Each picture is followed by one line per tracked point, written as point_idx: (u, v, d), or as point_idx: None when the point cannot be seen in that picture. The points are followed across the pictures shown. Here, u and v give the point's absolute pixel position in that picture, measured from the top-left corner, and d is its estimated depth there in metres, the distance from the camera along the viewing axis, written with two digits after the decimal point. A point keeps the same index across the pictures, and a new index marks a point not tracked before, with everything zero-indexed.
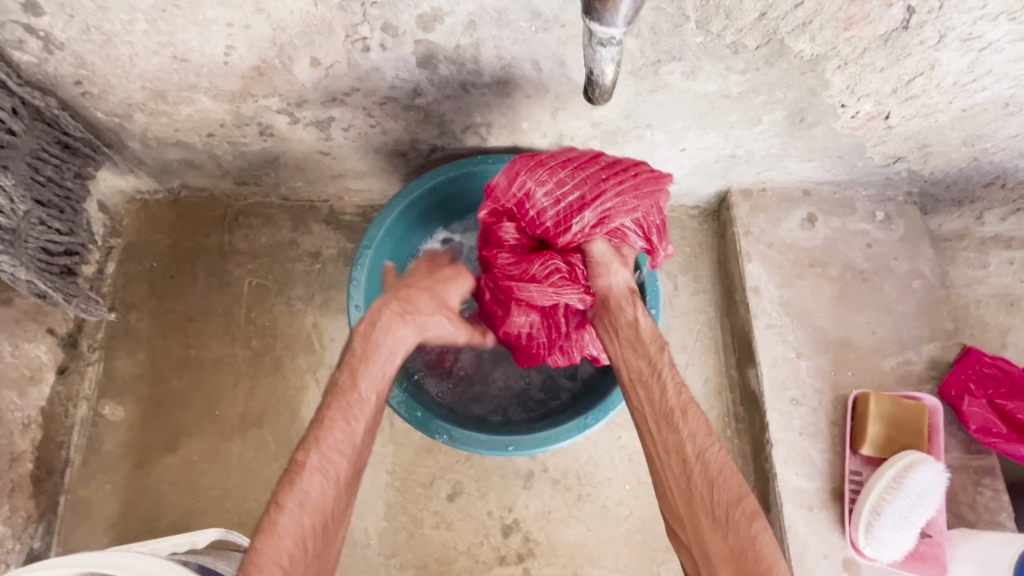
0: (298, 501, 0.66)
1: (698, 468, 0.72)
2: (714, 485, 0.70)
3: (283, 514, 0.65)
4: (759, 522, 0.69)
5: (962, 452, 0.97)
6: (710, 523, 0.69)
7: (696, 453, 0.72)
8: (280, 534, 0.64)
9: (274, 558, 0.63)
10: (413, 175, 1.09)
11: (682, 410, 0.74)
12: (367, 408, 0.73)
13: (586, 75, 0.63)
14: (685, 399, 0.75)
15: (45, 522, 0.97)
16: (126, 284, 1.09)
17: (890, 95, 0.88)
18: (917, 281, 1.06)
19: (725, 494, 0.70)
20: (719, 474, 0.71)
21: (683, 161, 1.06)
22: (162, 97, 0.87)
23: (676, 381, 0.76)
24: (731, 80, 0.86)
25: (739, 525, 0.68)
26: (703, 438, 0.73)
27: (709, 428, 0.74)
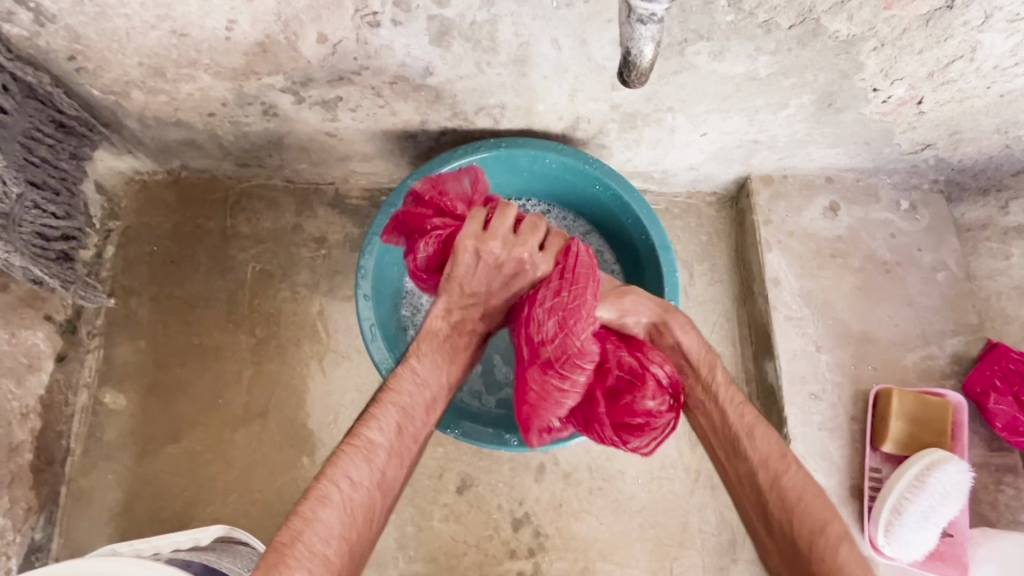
0: (366, 475, 0.67)
1: (773, 496, 0.70)
2: (790, 511, 0.68)
3: (346, 496, 0.65)
4: (844, 551, 0.64)
5: (984, 450, 0.95)
6: (794, 556, 0.67)
7: (770, 480, 0.70)
8: (346, 509, 0.64)
9: (336, 526, 0.63)
10: (422, 158, 1.05)
11: (743, 439, 0.73)
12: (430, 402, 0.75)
13: (622, 55, 0.59)
14: (750, 419, 0.74)
15: (46, 513, 0.95)
16: (125, 268, 1.06)
17: (926, 79, 0.83)
18: (942, 272, 1.03)
19: (804, 521, 0.66)
20: (798, 500, 0.68)
21: (703, 146, 1.01)
22: (161, 74, 0.82)
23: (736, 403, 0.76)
24: (760, 62, 0.81)
25: (821, 552, 0.64)
26: (776, 463, 0.71)
27: (782, 448, 0.72)
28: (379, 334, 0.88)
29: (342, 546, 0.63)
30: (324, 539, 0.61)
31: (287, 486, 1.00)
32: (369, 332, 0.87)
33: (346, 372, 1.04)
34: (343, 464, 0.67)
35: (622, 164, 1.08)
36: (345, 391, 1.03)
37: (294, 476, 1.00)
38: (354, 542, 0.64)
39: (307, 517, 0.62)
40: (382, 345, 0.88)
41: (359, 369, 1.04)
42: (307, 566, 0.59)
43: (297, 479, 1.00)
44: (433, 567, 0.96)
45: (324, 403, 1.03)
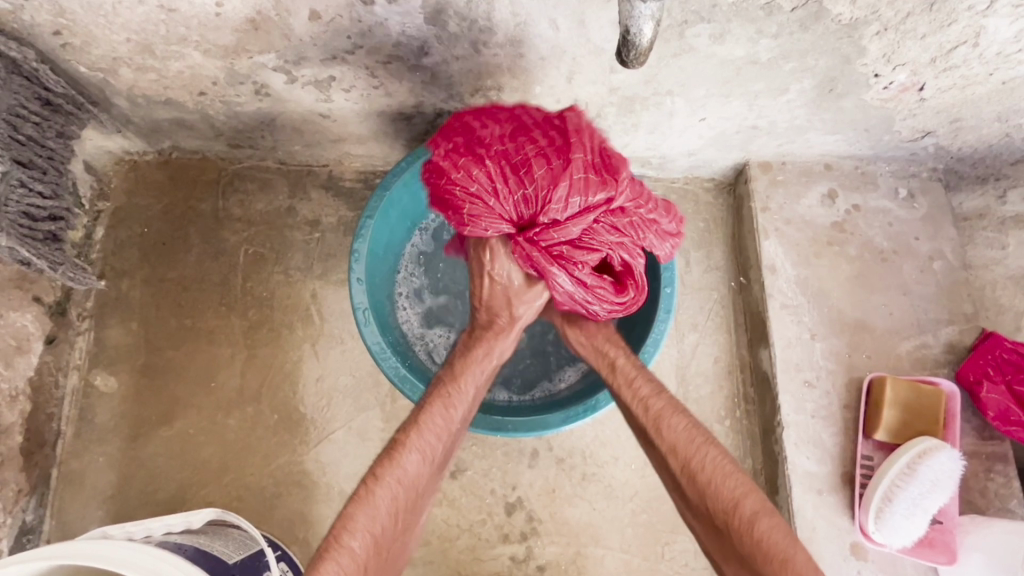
0: (396, 486, 0.73)
1: (686, 478, 0.74)
2: (705, 495, 0.72)
3: (378, 503, 0.71)
4: (761, 522, 0.68)
5: (975, 438, 0.96)
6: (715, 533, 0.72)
7: (683, 466, 0.74)
8: (372, 526, 0.70)
9: (368, 525, 0.69)
10: (417, 141, 1.03)
11: (655, 423, 0.77)
12: (466, 408, 0.81)
13: (621, 33, 0.57)
14: (656, 409, 0.78)
15: (37, 495, 0.94)
16: (116, 250, 1.04)
17: (928, 65, 0.82)
18: (939, 262, 1.03)
19: (718, 502, 0.71)
20: (708, 483, 0.72)
21: (702, 132, 1.00)
22: (149, 51, 0.81)
23: (642, 394, 0.79)
24: (761, 46, 0.80)
25: (741, 531, 0.68)
26: (687, 446, 0.75)
27: (692, 432, 0.76)
28: (373, 318, 0.87)
29: (369, 540, 0.69)
30: (355, 537, 0.68)
31: (280, 469, 1.00)
32: (362, 317, 0.86)
33: (340, 356, 1.04)
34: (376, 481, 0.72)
35: (619, 148, 1.06)
36: (338, 375, 1.03)
37: (287, 459, 1.00)
38: (381, 538, 0.70)
39: (345, 521, 0.69)
40: (376, 330, 0.87)
41: (352, 354, 1.04)
42: (339, 559, 0.66)
43: (290, 462, 1.00)
44: (427, 551, 0.96)
45: (317, 388, 1.02)
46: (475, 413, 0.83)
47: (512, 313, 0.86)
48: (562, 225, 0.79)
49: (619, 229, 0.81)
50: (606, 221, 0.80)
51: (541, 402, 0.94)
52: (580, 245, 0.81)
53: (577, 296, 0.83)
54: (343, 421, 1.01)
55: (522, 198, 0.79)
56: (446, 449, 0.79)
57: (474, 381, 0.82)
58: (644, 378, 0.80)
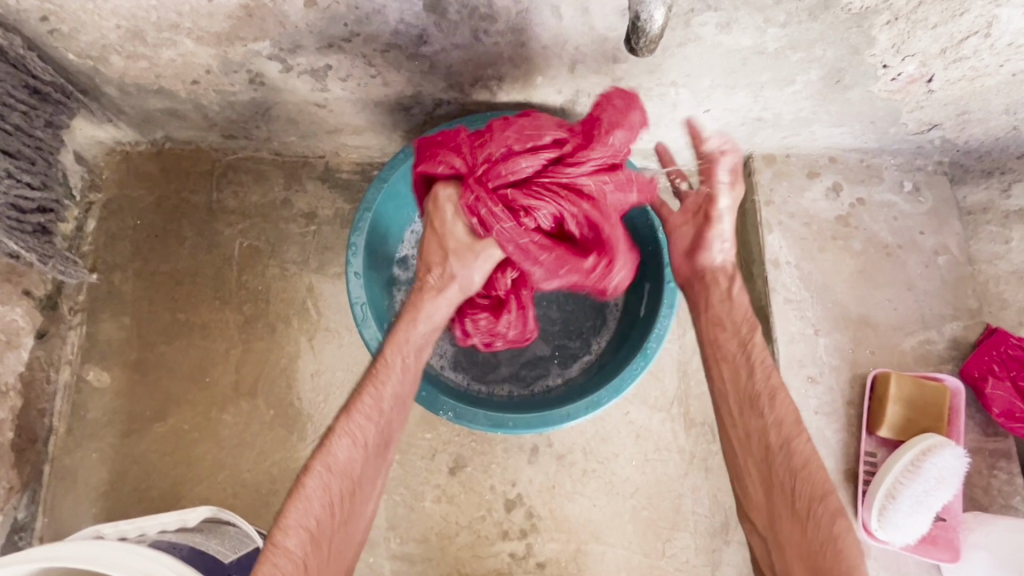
0: (332, 483, 0.74)
1: (782, 454, 0.78)
2: (797, 475, 0.76)
3: (310, 497, 0.73)
4: (840, 522, 0.73)
5: (978, 435, 0.95)
6: (783, 503, 0.76)
7: (781, 442, 0.78)
8: (307, 522, 0.72)
9: (302, 521, 0.72)
10: (415, 132, 1.01)
11: (769, 396, 0.80)
12: (398, 386, 0.79)
13: (630, 20, 0.55)
14: (773, 384, 0.81)
15: (29, 492, 0.92)
16: (107, 243, 1.02)
17: (938, 56, 0.80)
18: (943, 256, 1.02)
19: (808, 484, 0.76)
20: (804, 466, 0.77)
21: (705, 123, 0.98)
22: (140, 38, 0.78)
23: (765, 366, 0.82)
24: (769, 35, 0.78)
25: (819, 519, 0.74)
26: (789, 428, 0.79)
27: (798, 418, 0.80)
28: (371, 312, 0.85)
29: (305, 536, 0.71)
30: (290, 535, 0.70)
31: (277, 465, 0.98)
32: (360, 312, 0.85)
33: (337, 352, 1.02)
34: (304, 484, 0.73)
35: None
36: (336, 370, 1.01)
37: (284, 455, 0.98)
38: (318, 531, 0.72)
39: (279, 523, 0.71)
40: (374, 325, 0.85)
41: (349, 349, 1.02)
42: (275, 561, 0.68)
43: (286, 459, 0.98)
44: (425, 548, 0.95)
45: (314, 383, 1.01)
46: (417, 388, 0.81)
47: (446, 271, 0.84)
48: (513, 164, 0.79)
49: (570, 191, 0.79)
50: (558, 183, 0.80)
51: (540, 399, 0.93)
52: (529, 189, 0.80)
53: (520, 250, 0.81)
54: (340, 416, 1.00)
55: (482, 142, 0.80)
56: (382, 431, 0.78)
57: (401, 358, 0.80)
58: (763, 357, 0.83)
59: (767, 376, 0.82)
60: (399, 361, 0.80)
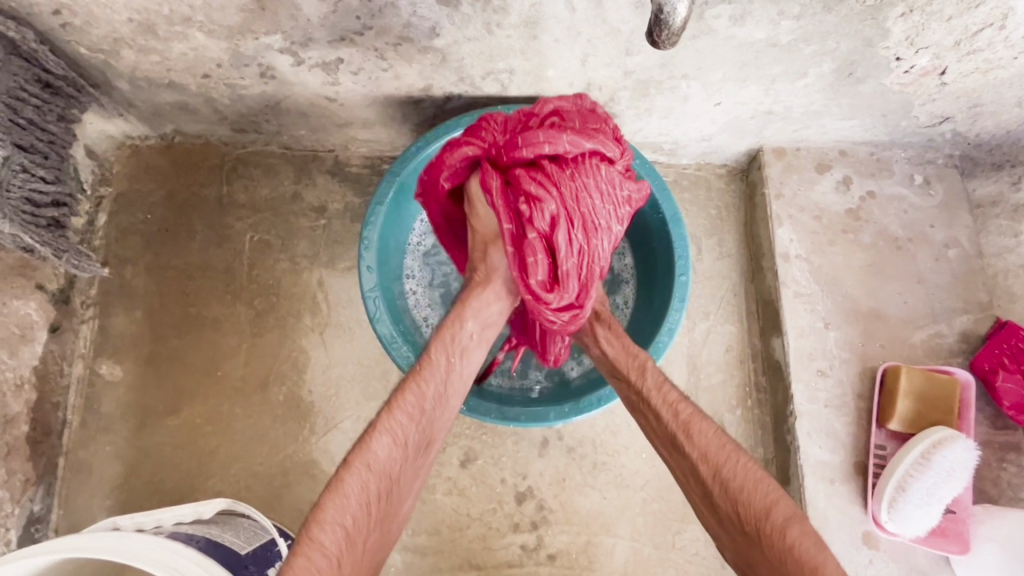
0: (370, 488, 0.64)
1: (717, 488, 0.69)
2: (737, 501, 0.67)
3: (348, 497, 0.63)
4: (793, 529, 0.63)
5: (988, 428, 0.95)
6: (741, 536, 0.66)
7: (713, 472, 0.69)
8: (343, 526, 0.61)
9: (338, 518, 0.61)
10: (425, 126, 1.01)
11: (684, 428, 0.72)
12: (440, 385, 0.73)
13: (653, 12, 0.55)
14: (685, 416, 0.74)
15: (44, 485, 0.93)
16: (119, 237, 1.02)
17: (952, 49, 0.80)
18: (953, 250, 1.02)
19: (750, 508, 0.66)
20: (739, 488, 0.67)
21: (716, 116, 0.98)
22: (152, 31, 0.78)
23: (671, 402, 0.75)
24: (782, 28, 0.78)
25: (772, 538, 0.63)
26: (715, 452, 0.70)
27: (722, 440, 0.71)
28: (384, 307, 0.85)
29: (340, 535, 0.61)
30: (325, 531, 0.60)
31: (289, 459, 0.98)
32: (373, 306, 0.85)
33: (347, 345, 1.02)
34: (341, 483, 0.63)
35: (631, 134, 1.04)
36: (346, 364, 1.02)
37: (296, 449, 0.99)
38: (354, 532, 0.62)
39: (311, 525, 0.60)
40: (387, 319, 0.85)
41: (359, 343, 1.02)
42: (310, 556, 0.58)
43: (298, 452, 0.99)
44: (437, 540, 0.96)
45: (325, 377, 1.01)
46: (463, 392, 0.76)
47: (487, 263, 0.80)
48: (535, 142, 0.74)
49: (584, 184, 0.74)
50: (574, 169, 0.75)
51: (550, 393, 0.93)
52: (545, 175, 0.74)
53: (534, 245, 0.73)
54: (351, 410, 1.00)
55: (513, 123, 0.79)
56: (424, 429, 0.71)
57: (445, 357, 0.75)
58: (671, 386, 0.76)
59: (677, 403, 0.74)
60: (442, 356, 0.75)
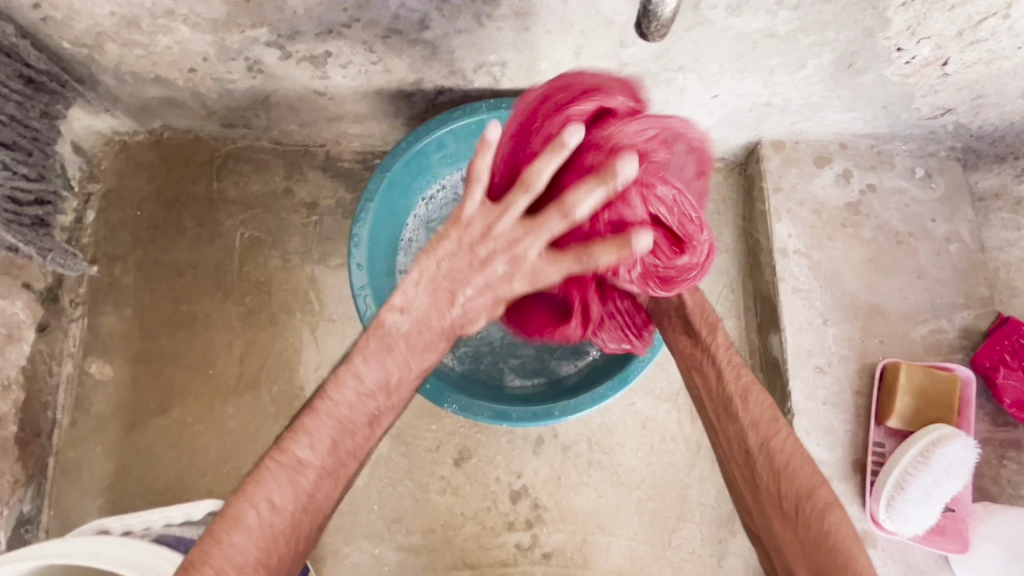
0: (297, 500, 0.53)
1: (763, 459, 0.63)
2: (780, 475, 0.61)
3: (276, 505, 0.52)
4: (833, 514, 0.58)
5: (989, 425, 0.94)
6: (777, 512, 0.60)
7: (760, 443, 0.63)
8: (266, 533, 0.52)
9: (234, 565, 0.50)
10: (417, 120, 0.99)
11: (742, 395, 0.66)
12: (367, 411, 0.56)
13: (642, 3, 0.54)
14: (746, 382, 0.67)
15: (34, 485, 0.92)
16: (108, 234, 1.01)
17: (955, 39, 0.78)
18: (955, 244, 1.00)
19: (791, 483, 0.60)
20: (787, 464, 0.61)
21: (713, 109, 0.96)
22: (135, 24, 0.77)
23: (733, 364, 0.68)
24: (779, 18, 0.76)
25: (809, 516, 0.58)
26: (768, 425, 0.63)
27: (775, 412, 0.65)
28: (374, 305, 0.84)
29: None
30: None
31: None
32: (363, 304, 0.84)
33: (339, 343, 1.01)
34: (262, 488, 0.52)
35: None
36: (339, 362, 1.01)
37: None
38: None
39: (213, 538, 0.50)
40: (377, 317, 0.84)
41: (351, 341, 1.01)
42: None
43: None
44: (431, 539, 0.95)
45: (318, 375, 1.00)
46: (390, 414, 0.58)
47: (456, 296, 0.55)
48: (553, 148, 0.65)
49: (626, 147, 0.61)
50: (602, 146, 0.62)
51: (543, 391, 0.92)
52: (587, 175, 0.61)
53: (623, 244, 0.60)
54: None
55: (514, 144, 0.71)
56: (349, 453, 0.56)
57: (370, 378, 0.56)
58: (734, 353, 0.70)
59: (735, 368, 0.68)
60: (379, 359, 0.56)
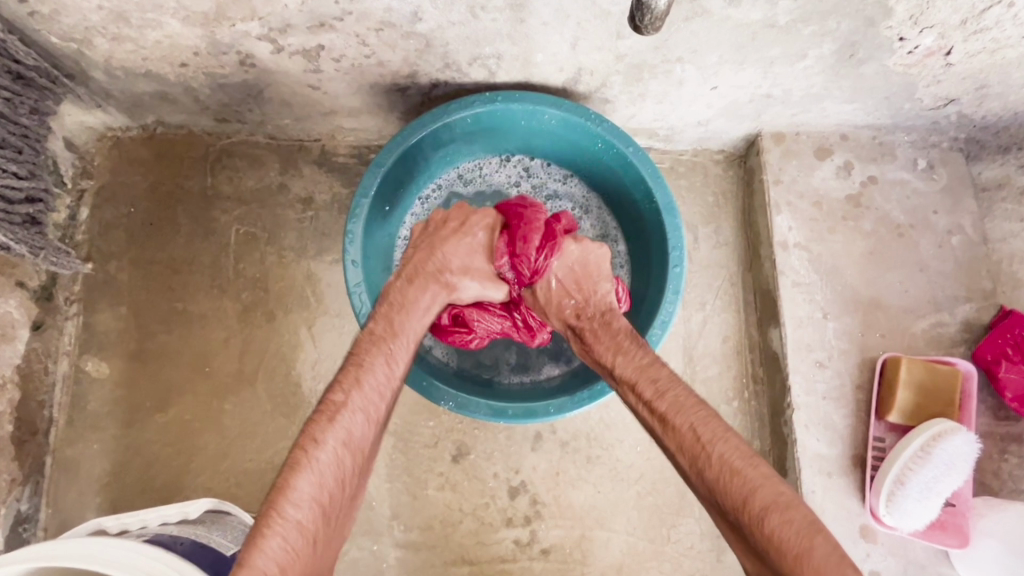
0: (340, 435, 0.64)
1: (699, 477, 0.66)
2: (719, 494, 0.63)
3: (324, 441, 0.63)
4: (771, 519, 0.58)
5: (990, 419, 0.93)
6: (736, 531, 0.62)
7: (692, 462, 0.66)
8: (319, 469, 0.62)
9: (309, 492, 0.60)
10: (412, 114, 0.98)
11: (661, 420, 0.69)
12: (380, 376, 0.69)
13: None
14: (669, 398, 0.70)
15: (32, 484, 0.92)
16: (102, 231, 1.00)
17: (958, 28, 0.77)
18: (957, 236, 0.99)
19: (729, 498, 0.62)
20: (719, 481, 0.63)
21: (712, 101, 0.95)
22: (124, 19, 0.75)
23: (655, 384, 0.71)
24: (779, 8, 0.75)
25: (753, 532, 0.59)
26: (693, 445, 0.66)
27: (700, 427, 0.66)
28: (369, 302, 0.83)
29: (316, 510, 0.60)
30: (295, 507, 0.59)
31: (279, 454, 0.97)
32: (358, 301, 0.82)
33: (336, 340, 1.00)
34: (314, 429, 0.63)
35: (625, 120, 1.01)
36: (336, 359, 1.00)
37: (286, 445, 0.97)
38: (329, 507, 0.61)
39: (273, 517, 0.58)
40: (373, 314, 0.83)
41: (348, 337, 1.00)
42: (278, 537, 0.57)
43: (288, 448, 0.97)
44: (429, 536, 0.95)
45: (315, 372, 0.99)
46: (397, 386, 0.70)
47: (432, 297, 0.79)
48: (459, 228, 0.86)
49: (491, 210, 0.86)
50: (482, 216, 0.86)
51: (542, 387, 0.92)
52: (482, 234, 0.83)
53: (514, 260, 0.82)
54: None
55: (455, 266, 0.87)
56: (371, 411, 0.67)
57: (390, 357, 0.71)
58: (667, 387, 0.71)
59: (665, 385, 0.71)
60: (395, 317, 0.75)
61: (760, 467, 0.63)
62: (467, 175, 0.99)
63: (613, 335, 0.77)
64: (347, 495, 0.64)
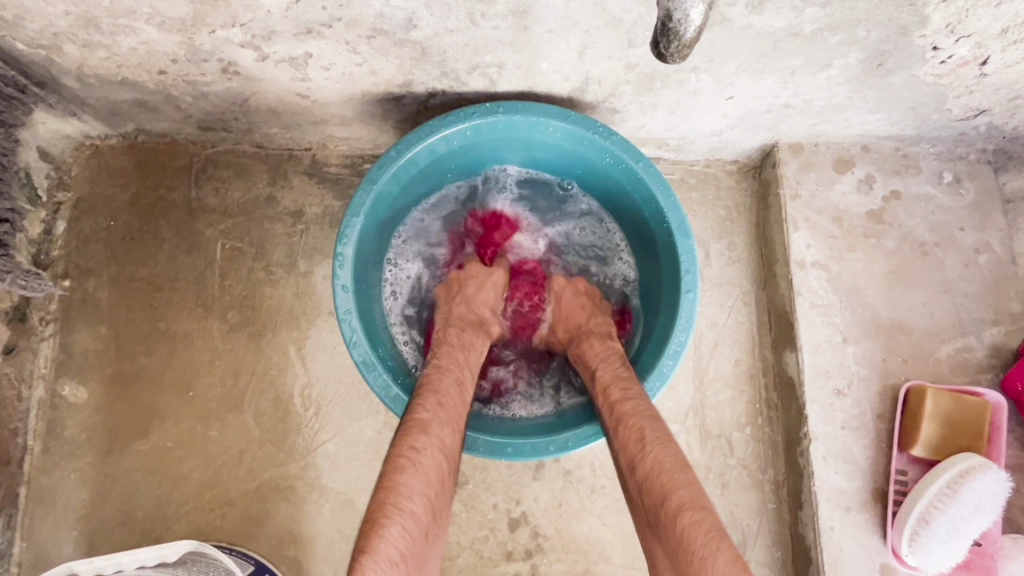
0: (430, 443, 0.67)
1: (632, 477, 0.67)
2: (646, 491, 0.64)
3: (423, 448, 0.66)
4: (683, 518, 0.59)
5: (1018, 450, 0.88)
6: (653, 533, 0.63)
7: (629, 461, 0.68)
8: (423, 471, 0.65)
9: (418, 490, 0.63)
10: (407, 124, 0.92)
11: (616, 419, 0.71)
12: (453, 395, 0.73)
13: (664, 18, 0.50)
14: (630, 403, 0.72)
15: (4, 516, 0.87)
16: (79, 247, 0.95)
17: (997, 37, 0.70)
18: (985, 255, 0.93)
19: (652, 498, 0.63)
20: (647, 480, 0.64)
21: (727, 111, 0.89)
22: (94, 24, 0.70)
23: (623, 391, 0.74)
24: (805, 16, 0.69)
25: (666, 530, 0.60)
26: (636, 444, 0.67)
27: (648, 431, 0.68)
28: (360, 329, 0.78)
29: (424, 504, 0.63)
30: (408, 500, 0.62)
31: (266, 483, 0.92)
32: (348, 328, 0.77)
33: (328, 362, 0.95)
34: (409, 438, 0.66)
35: (635, 130, 0.95)
36: (327, 382, 0.95)
37: (273, 473, 0.92)
38: (434, 502, 0.65)
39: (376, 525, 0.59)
40: (364, 342, 0.78)
41: (340, 359, 0.95)
42: (396, 524, 0.60)
43: (276, 476, 0.92)
44: None
45: (305, 396, 0.94)
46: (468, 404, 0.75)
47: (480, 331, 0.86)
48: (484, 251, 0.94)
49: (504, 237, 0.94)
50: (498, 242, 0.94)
51: (544, 418, 0.86)
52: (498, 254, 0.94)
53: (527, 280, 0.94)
54: (333, 430, 0.94)
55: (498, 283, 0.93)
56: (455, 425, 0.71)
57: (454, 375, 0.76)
58: (632, 396, 0.73)
59: (632, 394, 0.73)
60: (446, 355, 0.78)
61: (690, 472, 0.64)
62: (458, 193, 0.94)
63: (604, 349, 0.81)
64: (446, 494, 0.67)
